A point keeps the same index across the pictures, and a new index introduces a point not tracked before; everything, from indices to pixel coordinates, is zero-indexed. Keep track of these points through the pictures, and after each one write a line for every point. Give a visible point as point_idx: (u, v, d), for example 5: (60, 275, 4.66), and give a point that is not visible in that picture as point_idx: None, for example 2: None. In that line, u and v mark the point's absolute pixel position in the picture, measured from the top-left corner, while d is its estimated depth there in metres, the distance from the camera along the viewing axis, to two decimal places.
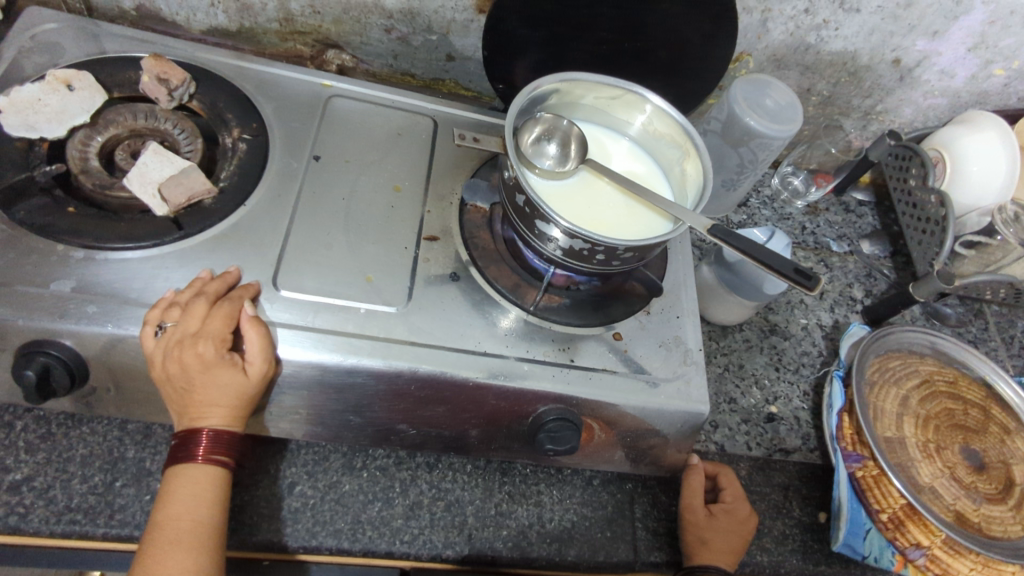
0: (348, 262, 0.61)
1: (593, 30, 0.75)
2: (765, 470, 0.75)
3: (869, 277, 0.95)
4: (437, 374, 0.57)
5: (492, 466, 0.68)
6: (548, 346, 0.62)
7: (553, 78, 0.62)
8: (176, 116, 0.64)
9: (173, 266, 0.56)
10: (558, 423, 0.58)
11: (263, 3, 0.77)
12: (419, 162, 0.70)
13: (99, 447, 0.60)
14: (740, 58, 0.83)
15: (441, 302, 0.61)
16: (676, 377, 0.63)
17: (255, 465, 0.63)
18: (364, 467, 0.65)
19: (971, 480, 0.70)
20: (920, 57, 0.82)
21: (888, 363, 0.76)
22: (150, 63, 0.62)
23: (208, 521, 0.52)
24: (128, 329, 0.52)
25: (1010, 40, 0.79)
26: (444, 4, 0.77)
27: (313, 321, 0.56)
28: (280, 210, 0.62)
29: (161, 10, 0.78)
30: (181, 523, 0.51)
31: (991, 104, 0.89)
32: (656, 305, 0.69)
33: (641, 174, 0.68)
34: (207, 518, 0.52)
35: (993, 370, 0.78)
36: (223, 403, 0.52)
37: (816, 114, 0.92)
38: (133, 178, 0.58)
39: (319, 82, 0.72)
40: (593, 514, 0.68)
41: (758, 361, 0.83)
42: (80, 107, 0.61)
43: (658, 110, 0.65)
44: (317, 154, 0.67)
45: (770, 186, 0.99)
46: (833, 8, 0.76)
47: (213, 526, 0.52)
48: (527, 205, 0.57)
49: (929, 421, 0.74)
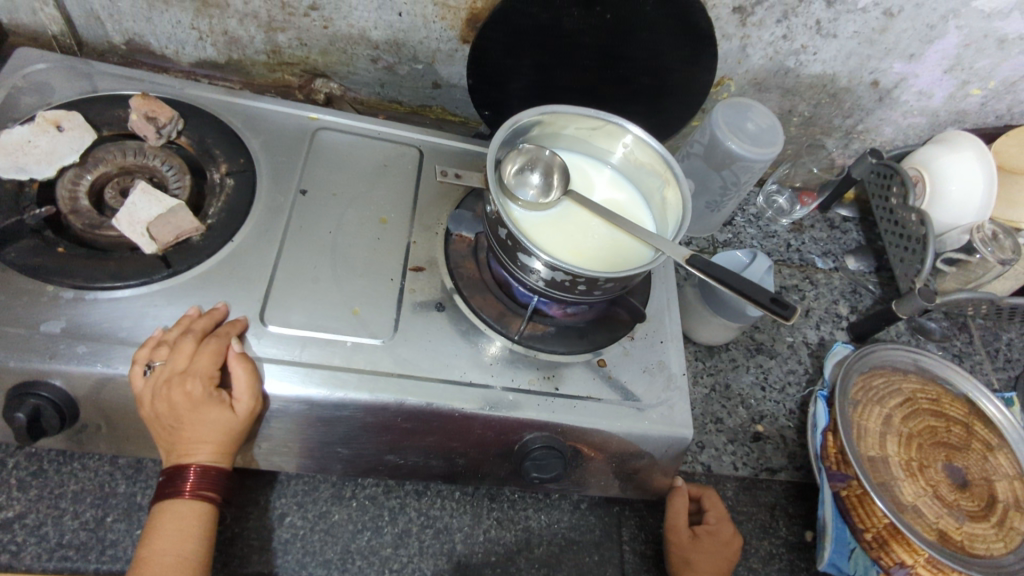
0: (334, 295, 0.62)
1: (575, 59, 0.76)
2: (751, 490, 0.76)
3: (855, 293, 0.96)
4: (423, 406, 0.58)
5: (481, 492, 0.69)
6: (533, 375, 0.63)
7: (534, 112, 0.63)
8: (164, 153, 0.66)
9: (162, 304, 0.57)
10: (544, 451, 0.59)
11: (251, 36, 0.78)
12: (406, 193, 0.71)
13: (90, 482, 0.61)
14: (722, 82, 0.84)
15: (428, 332, 0.62)
16: (660, 403, 0.64)
17: (245, 496, 0.64)
18: (353, 496, 0.66)
19: (954, 497, 0.71)
20: (897, 79, 0.83)
21: (872, 382, 0.77)
22: (139, 102, 0.64)
23: (192, 555, 0.53)
24: (117, 368, 0.53)
25: (985, 62, 0.81)
26: (428, 35, 0.78)
27: (300, 355, 0.57)
28: (267, 244, 0.63)
29: (151, 45, 0.79)
30: (166, 558, 0.52)
31: (970, 122, 0.90)
32: (640, 330, 0.70)
33: (623, 203, 0.70)
34: (192, 552, 0.53)
35: (976, 387, 0.78)
36: (210, 439, 0.53)
37: (798, 134, 0.94)
38: (122, 217, 0.59)
39: (306, 115, 0.73)
40: (580, 538, 0.68)
41: (744, 380, 0.84)
42: (69, 148, 0.62)
43: (638, 141, 0.66)
44: (304, 188, 0.68)
45: (755, 205, 1.01)
46: (811, 34, 0.77)
47: (196, 561, 0.53)
48: (509, 239, 0.58)
49: (912, 439, 0.75)
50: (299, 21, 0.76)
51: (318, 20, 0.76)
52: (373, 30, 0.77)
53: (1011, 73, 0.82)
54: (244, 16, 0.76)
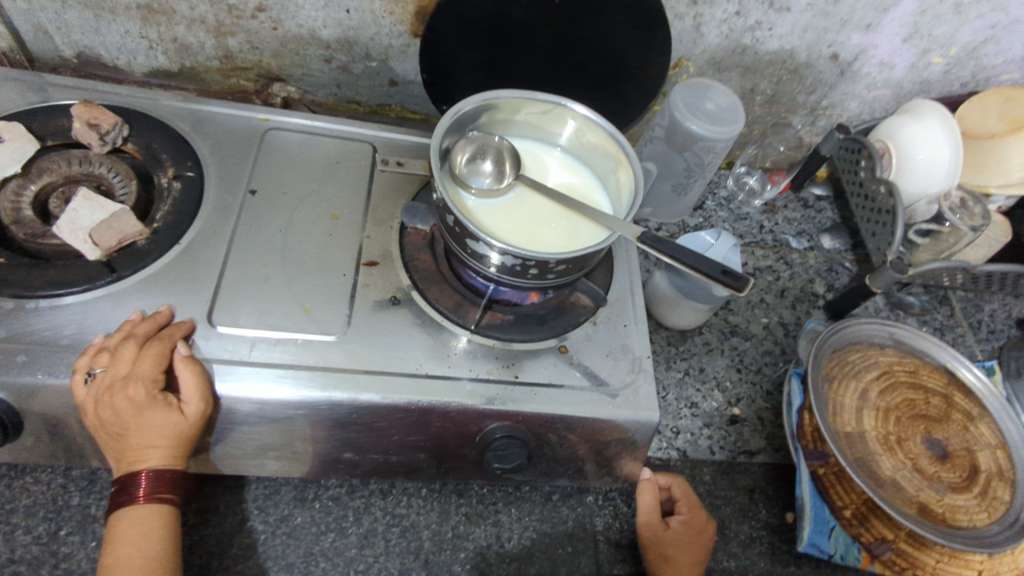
0: (286, 293, 0.61)
1: (528, 47, 0.76)
2: (729, 473, 0.75)
3: (831, 271, 0.95)
4: (378, 402, 0.56)
5: (448, 488, 0.68)
6: (492, 365, 0.62)
7: (478, 97, 0.62)
8: (110, 160, 0.65)
9: (108, 310, 0.57)
10: (505, 441, 0.58)
11: (201, 42, 0.78)
12: (358, 188, 0.71)
13: (43, 495, 0.60)
14: (680, 64, 0.84)
15: (383, 327, 0.61)
16: (625, 386, 0.63)
17: (204, 503, 0.63)
18: (316, 498, 0.65)
19: (934, 470, 0.70)
20: (857, 51, 0.82)
21: (847, 357, 0.75)
22: (80, 109, 0.64)
23: (161, 557, 0.52)
24: (59, 377, 0.53)
25: (943, 28, 0.80)
26: (379, 31, 0.77)
27: (250, 355, 0.56)
28: (216, 245, 0.62)
29: (102, 57, 0.79)
30: (134, 561, 0.51)
31: (935, 91, 0.90)
32: (602, 315, 0.68)
33: (577, 186, 0.69)
34: (159, 553, 0.52)
35: (954, 356, 0.76)
36: (160, 443, 0.52)
37: (763, 113, 0.93)
38: (63, 225, 0.58)
39: (256, 116, 0.73)
40: (553, 530, 0.67)
41: (719, 363, 0.82)
42: (11, 158, 0.62)
43: (590, 122, 0.65)
44: (253, 188, 0.67)
45: (726, 188, 1.00)
46: (764, 9, 0.76)
47: (166, 560, 0.53)
48: (457, 225, 0.56)
49: (889, 412, 0.73)
50: (248, 24, 0.76)
51: (267, 21, 0.75)
52: (323, 30, 0.77)
53: (971, 39, 0.81)
54: (192, 21, 0.75)
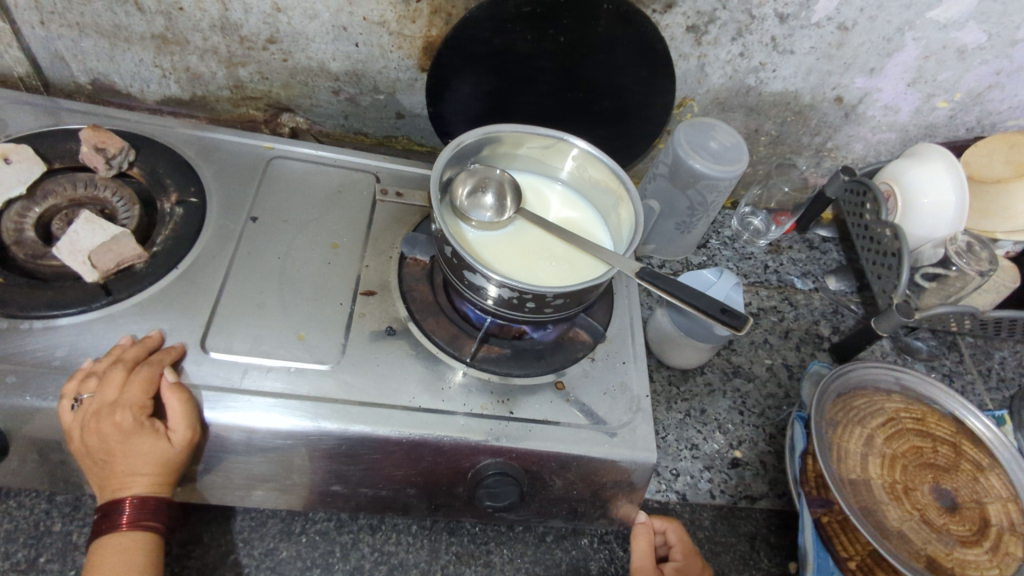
0: (281, 320, 0.60)
1: (533, 83, 0.76)
2: (730, 519, 0.73)
3: (836, 313, 0.93)
4: (369, 435, 0.55)
5: (439, 525, 0.66)
6: (487, 399, 0.60)
7: (481, 130, 0.62)
8: (115, 184, 0.66)
9: (101, 333, 0.57)
10: (497, 478, 0.57)
11: (213, 72, 0.79)
12: (359, 217, 0.71)
13: (25, 520, 0.59)
14: (683, 103, 0.84)
15: (377, 357, 0.61)
16: (623, 425, 0.61)
17: (189, 533, 0.61)
18: (303, 532, 0.63)
19: (943, 522, 0.67)
20: (861, 94, 0.83)
21: (852, 402, 0.73)
22: (89, 134, 0.65)
23: None
24: (47, 400, 0.52)
25: (947, 74, 0.80)
26: (387, 65, 0.78)
27: (240, 381, 0.56)
28: (214, 270, 0.62)
29: (116, 83, 0.81)
30: None
31: (940, 135, 0.90)
32: (601, 351, 0.68)
33: (577, 221, 0.68)
34: None
35: (962, 405, 0.75)
36: (145, 470, 0.51)
37: (768, 153, 0.93)
38: (63, 247, 0.59)
39: (262, 144, 0.74)
40: (545, 572, 0.65)
41: (721, 405, 0.80)
42: (16, 180, 0.63)
43: (591, 158, 0.65)
44: (255, 215, 0.68)
45: (730, 227, 1.00)
46: (767, 51, 0.77)
47: None
48: (454, 257, 0.55)
49: (896, 460, 0.71)
50: (259, 55, 0.77)
51: (277, 53, 0.77)
52: (332, 62, 0.78)
53: (976, 84, 0.82)
54: (204, 52, 0.76)
